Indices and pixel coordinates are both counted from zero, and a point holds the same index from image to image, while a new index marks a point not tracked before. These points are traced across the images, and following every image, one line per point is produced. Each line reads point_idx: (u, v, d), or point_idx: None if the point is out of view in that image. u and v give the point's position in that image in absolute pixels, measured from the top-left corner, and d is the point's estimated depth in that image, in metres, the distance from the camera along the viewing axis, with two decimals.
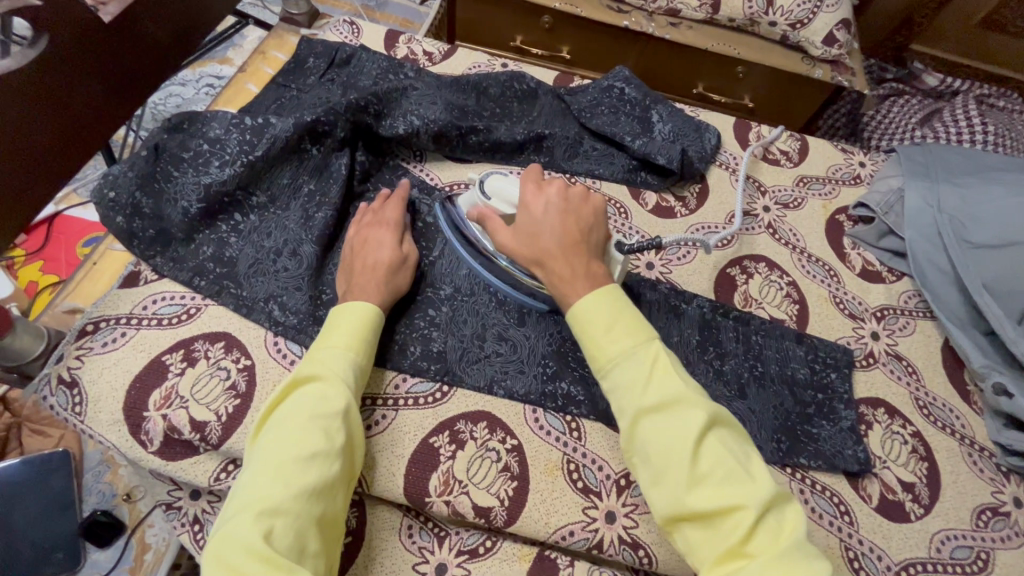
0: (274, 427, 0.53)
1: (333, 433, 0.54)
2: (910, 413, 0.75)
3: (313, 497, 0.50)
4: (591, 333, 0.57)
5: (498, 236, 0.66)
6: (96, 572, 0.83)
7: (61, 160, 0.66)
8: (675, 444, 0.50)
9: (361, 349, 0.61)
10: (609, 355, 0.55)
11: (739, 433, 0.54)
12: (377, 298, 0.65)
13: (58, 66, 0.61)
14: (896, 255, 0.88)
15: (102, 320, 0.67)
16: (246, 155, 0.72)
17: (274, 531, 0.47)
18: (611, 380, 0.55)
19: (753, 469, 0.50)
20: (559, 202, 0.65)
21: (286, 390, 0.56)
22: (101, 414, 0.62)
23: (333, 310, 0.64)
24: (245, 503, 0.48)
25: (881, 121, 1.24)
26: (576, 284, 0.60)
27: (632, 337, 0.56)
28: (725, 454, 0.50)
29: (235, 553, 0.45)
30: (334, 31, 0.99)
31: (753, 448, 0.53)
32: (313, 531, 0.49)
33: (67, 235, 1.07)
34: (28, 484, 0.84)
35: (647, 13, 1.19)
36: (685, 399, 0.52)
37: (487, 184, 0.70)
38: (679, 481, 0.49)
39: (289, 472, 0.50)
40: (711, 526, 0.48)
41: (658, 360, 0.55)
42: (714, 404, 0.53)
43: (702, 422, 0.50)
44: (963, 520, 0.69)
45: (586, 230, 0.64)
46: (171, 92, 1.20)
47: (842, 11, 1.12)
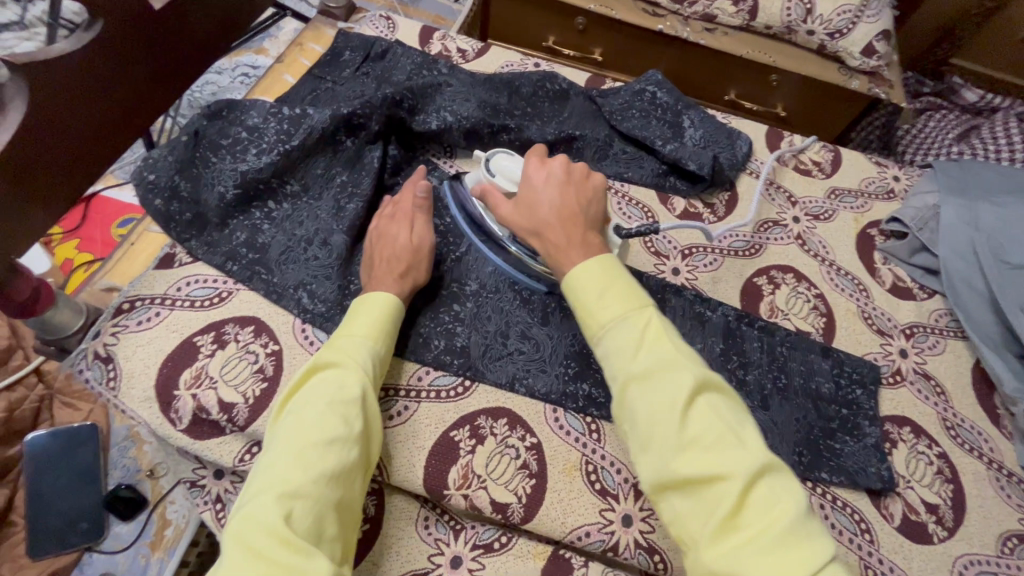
0: (294, 410, 0.54)
1: (351, 418, 0.55)
2: (937, 434, 0.74)
3: (332, 482, 0.51)
4: (583, 299, 0.56)
5: (499, 209, 0.66)
6: (118, 544, 0.84)
7: (106, 142, 0.67)
8: (662, 409, 0.49)
9: (379, 338, 0.62)
10: (602, 321, 0.54)
11: (735, 401, 0.53)
12: (396, 289, 0.66)
13: (109, 49, 0.63)
14: (927, 273, 0.87)
15: (138, 299, 0.69)
16: (283, 144, 0.74)
17: (294, 513, 0.47)
18: (603, 346, 0.54)
19: (745, 438, 0.48)
20: (560, 175, 0.64)
21: (304, 376, 0.57)
22: (134, 390, 0.64)
23: (357, 298, 0.65)
24: (266, 485, 0.49)
25: (916, 136, 1.22)
26: (570, 253, 0.59)
27: (624, 301, 0.55)
28: (716, 421, 0.49)
29: (255, 534, 0.46)
30: (371, 25, 1.00)
31: (748, 418, 0.51)
32: (331, 516, 0.50)
33: (103, 215, 1.09)
34: (57, 454, 0.86)
35: (683, 18, 1.18)
36: (675, 365, 0.51)
37: (492, 162, 0.70)
38: (667, 447, 0.48)
39: (311, 455, 0.51)
40: (699, 495, 0.47)
41: (650, 326, 0.54)
42: (707, 371, 0.52)
43: (692, 386, 0.49)
44: (987, 545, 0.68)
45: (585, 205, 0.63)
46: (208, 80, 1.22)
47: (882, 22, 1.11)
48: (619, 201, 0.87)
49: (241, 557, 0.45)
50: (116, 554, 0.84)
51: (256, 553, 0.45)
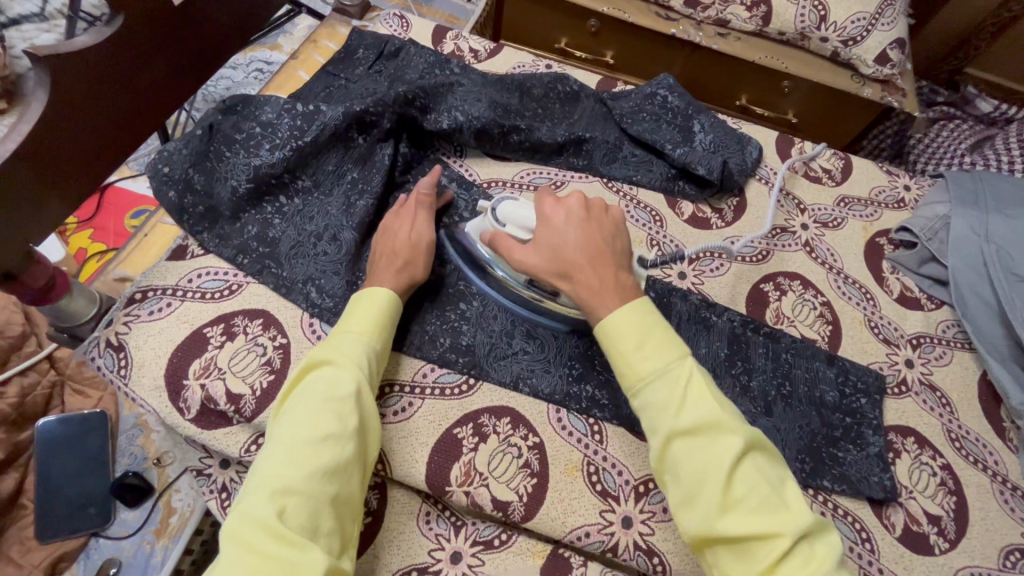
0: (291, 407, 0.55)
1: (346, 414, 0.55)
2: (941, 445, 0.74)
3: (327, 478, 0.51)
4: (623, 349, 0.56)
5: (518, 255, 0.63)
6: (124, 530, 0.85)
7: (123, 134, 0.68)
8: (708, 467, 0.50)
9: (375, 334, 0.62)
10: (641, 373, 0.55)
11: (776, 456, 0.54)
12: (393, 283, 0.67)
13: (129, 43, 0.63)
14: (936, 283, 0.86)
15: (150, 289, 0.70)
16: (295, 140, 0.74)
17: (288, 510, 0.48)
18: (642, 399, 0.54)
19: (787, 497, 0.50)
20: (580, 212, 0.63)
21: (301, 374, 0.58)
22: (144, 378, 0.65)
23: (354, 295, 0.65)
24: (261, 481, 0.50)
25: (930, 146, 1.20)
26: (604, 298, 0.58)
27: (665, 353, 0.55)
28: (760, 481, 0.50)
29: (251, 530, 0.47)
30: (384, 23, 1.01)
31: (790, 475, 0.53)
32: (327, 510, 0.51)
33: (116, 206, 1.10)
34: (67, 441, 0.87)
35: (696, 22, 1.18)
36: (721, 423, 0.52)
37: (499, 211, 0.68)
38: (711, 504, 0.49)
39: (305, 452, 0.51)
40: (742, 550, 0.49)
41: (692, 379, 0.54)
42: (750, 428, 0.53)
43: (738, 447, 0.50)
44: (989, 558, 0.67)
45: (609, 241, 0.63)
46: (222, 74, 1.23)
47: (897, 31, 1.10)
48: (627, 204, 0.87)
49: (238, 554, 0.46)
50: (121, 540, 0.85)
51: (251, 549, 0.46)
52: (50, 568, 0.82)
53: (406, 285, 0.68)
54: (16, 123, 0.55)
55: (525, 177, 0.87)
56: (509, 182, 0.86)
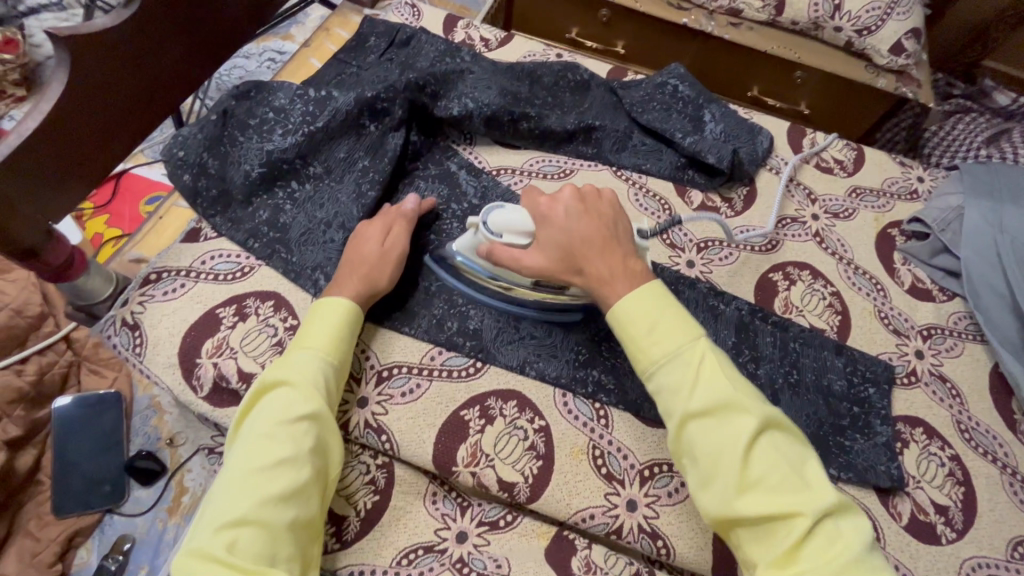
0: (247, 432, 0.56)
1: (299, 437, 0.55)
2: (950, 436, 0.73)
3: (281, 504, 0.52)
4: (635, 332, 0.56)
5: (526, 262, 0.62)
6: (138, 507, 0.88)
7: (141, 117, 0.69)
8: (723, 449, 0.51)
9: (333, 351, 0.62)
10: (653, 357, 0.55)
11: (795, 434, 0.54)
12: (355, 293, 0.66)
13: (147, 27, 0.65)
14: (949, 274, 0.85)
15: (164, 270, 0.71)
16: (308, 125, 0.76)
17: (239, 541, 0.49)
18: (656, 382, 0.55)
19: (808, 476, 0.51)
20: (577, 203, 0.62)
21: (255, 397, 0.58)
22: (159, 356, 0.67)
23: (310, 308, 0.65)
24: (214, 514, 0.51)
25: (944, 138, 1.19)
26: (615, 284, 0.59)
27: (677, 335, 0.55)
28: (777, 460, 0.50)
29: (201, 565, 0.48)
30: (396, 12, 1.02)
31: (810, 453, 0.53)
32: (285, 536, 0.51)
33: (132, 192, 1.12)
34: (83, 419, 0.89)
35: (708, 12, 1.18)
36: (735, 404, 0.52)
37: (490, 223, 0.65)
38: (729, 485, 0.50)
39: (258, 480, 0.52)
40: (763, 530, 0.49)
41: (705, 360, 0.54)
42: (767, 406, 0.54)
43: (753, 427, 0.51)
44: (997, 548, 0.67)
45: (610, 228, 0.62)
46: (235, 64, 1.25)
47: (912, 20, 1.09)
48: (635, 192, 0.87)
49: None
50: (135, 516, 0.87)
51: None
52: (65, 543, 0.84)
53: (384, 286, 0.68)
54: (37, 103, 0.57)
55: (533, 165, 0.87)
56: (518, 170, 0.86)
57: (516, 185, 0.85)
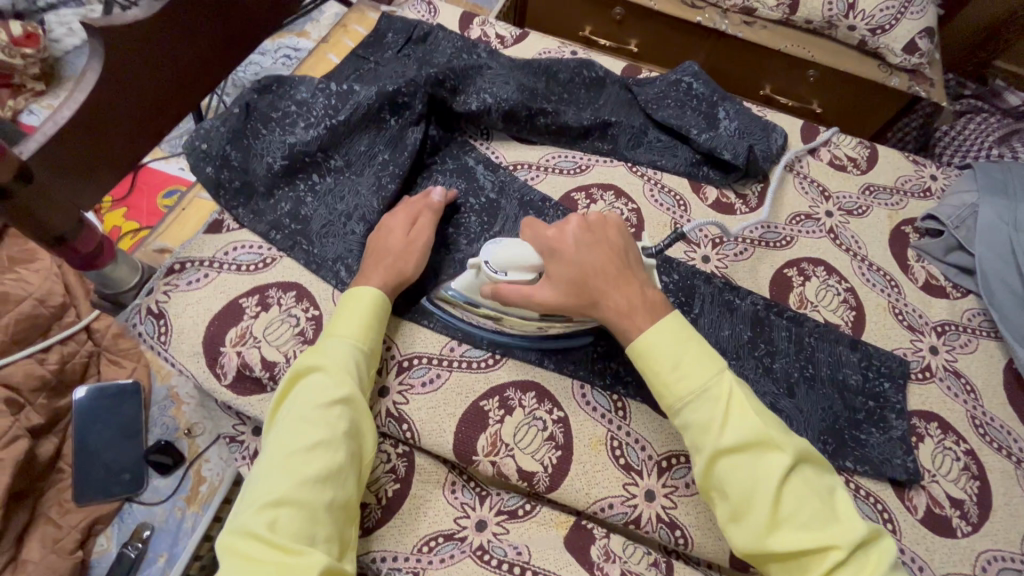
0: (284, 417, 0.57)
1: (334, 421, 0.56)
2: (965, 431, 0.74)
3: (320, 485, 0.53)
4: (661, 368, 0.56)
5: (538, 297, 0.62)
6: (156, 496, 0.89)
7: (168, 109, 0.70)
8: (756, 484, 0.51)
9: (364, 339, 0.63)
10: (682, 393, 0.55)
11: (822, 465, 0.55)
12: (383, 282, 0.67)
13: (178, 19, 0.66)
14: (962, 271, 0.86)
15: (188, 260, 0.73)
16: (330, 118, 0.77)
17: (279, 520, 0.50)
18: (684, 418, 0.55)
19: (837, 507, 0.52)
20: (585, 234, 0.62)
21: (291, 383, 0.60)
22: (183, 344, 0.68)
23: (342, 297, 0.66)
24: (254, 495, 0.52)
25: (956, 137, 1.17)
26: (635, 316, 0.59)
27: (704, 370, 0.56)
28: (808, 495, 0.51)
29: (244, 542, 0.49)
30: (413, 9, 1.03)
31: (839, 485, 0.55)
32: (323, 516, 0.52)
33: (149, 185, 1.13)
34: (102, 408, 0.90)
35: (721, 11, 1.18)
36: (766, 441, 0.53)
37: (491, 261, 0.64)
38: (761, 521, 0.51)
39: (296, 462, 0.53)
40: (797, 563, 0.51)
41: (733, 396, 0.55)
42: (796, 440, 0.54)
43: (786, 464, 0.51)
44: (1012, 542, 0.68)
45: (624, 259, 0.62)
46: (251, 60, 1.26)
47: (925, 19, 1.09)
48: (651, 188, 0.87)
49: (234, 565, 0.48)
50: (154, 505, 0.89)
51: (246, 557, 0.48)
52: (85, 530, 0.85)
53: (411, 273, 0.69)
54: (73, 91, 0.58)
55: (549, 160, 0.88)
56: (535, 165, 0.87)
57: (532, 180, 0.86)
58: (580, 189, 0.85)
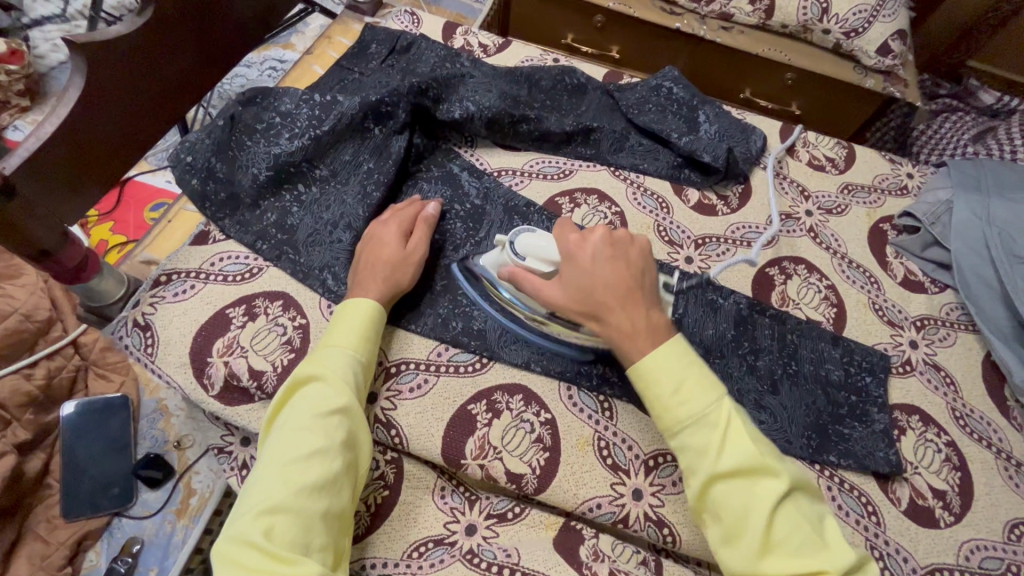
0: (282, 425, 0.57)
1: (332, 430, 0.57)
2: (946, 423, 0.75)
3: (315, 494, 0.53)
4: (661, 393, 0.56)
5: (542, 291, 0.63)
6: (145, 510, 0.89)
7: (151, 123, 0.71)
8: (749, 509, 0.52)
9: (362, 347, 0.64)
10: (680, 417, 0.55)
11: (812, 493, 0.56)
12: (378, 293, 0.67)
13: (159, 34, 0.67)
14: (939, 267, 0.88)
15: (174, 272, 0.73)
16: (314, 129, 0.77)
17: (275, 527, 0.50)
18: (681, 441, 0.55)
19: (827, 535, 0.53)
20: (607, 248, 0.62)
21: (293, 390, 0.60)
22: (170, 356, 0.68)
23: (339, 306, 0.66)
24: (249, 503, 0.52)
25: (931, 137, 1.21)
26: (636, 340, 0.58)
27: (704, 396, 0.56)
28: (800, 521, 0.52)
29: (240, 551, 0.49)
30: (396, 19, 1.04)
31: (828, 512, 0.56)
32: (318, 525, 0.53)
33: (136, 199, 1.13)
34: (91, 423, 0.90)
35: (700, 17, 1.20)
36: (762, 467, 0.53)
37: (517, 243, 0.66)
38: (753, 545, 0.51)
39: (291, 472, 0.53)
40: None
41: (731, 423, 0.55)
42: (790, 467, 0.55)
43: (780, 491, 0.52)
44: (994, 531, 0.69)
45: (637, 278, 0.62)
46: (237, 72, 1.27)
47: (897, 22, 1.12)
48: (634, 191, 0.89)
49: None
50: (144, 519, 0.89)
51: (242, 567, 0.49)
52: (75, 546, 0.85)
53: (405, 285, 0.70)
54: (56, 107, 0.59)
55: (533, 166, 0.89)
56: (519, 171, 0.88)
57: (517, 185, 0.87)
58: (564, 193, 0.87)
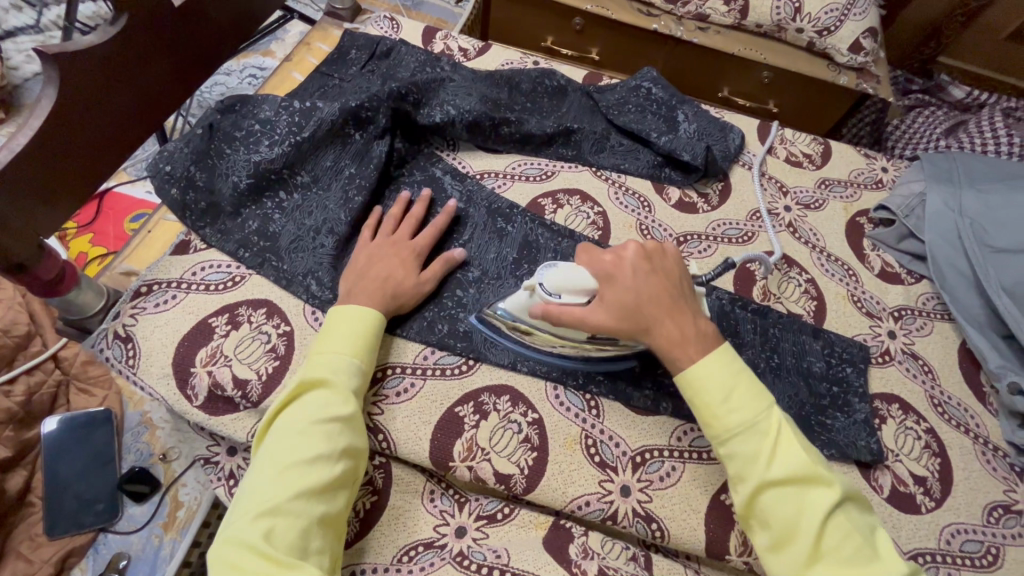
0: (280, 429, 0.57)
1: (332, 436, 0.56)
2: (925, 410, 0.77)
3: (314, 498, 0.53)
4: (711, 399, 0.57)
5: (591, 322, 0.61)
6: (131, 525, 0.88)
7: (128, 133, 0.71)
8: (800, 518, 0.53)
9: (361, 353, 0.63)
10: (729, 424, 0.56)
11: (864, 504, 0.57)
12: (366, 298, 0.67)
13: (133, 44, 0.66)
14: (914, 258, 0.90)
15: (155, 283, 0.72)
16: (294, 136, 0.77)
17: (275, 531, 0.50)
18: (731, 448, 0.56)
19: (877, 545, 0.53)
20: (644, 263, 0.63)
21: (292, 394, 0.59)
22: (152, 367, 0.67)
23: (330, 311, 0.66)
24: (248, 504, 0.52)
25: (905, 131, 1.24)
26: (687, 347, 0.59)
27: (754, 404, 0.57)
28: (852, 530, 0.52)
29: (238, 553, 0.49)
30: (374, 25, 1.04)
31: (878, 524, 0.56)
32: (316, 530, 0.53)
33: (115, 210, 1.12)
34: (74, 439, 0.89)
35: (676, 18, 1.22)
36: (813, 475, 0.54)
37: (546, 282, 0.63)
38: (804, 551, 0.52)
39: (292, 477, 0.53)
40: None
41: (781, 431, 0.56)
42: (842, 479, 0.56)
43: (831, 500, 0.53)
44: (974, 515, 0.70)
45: (677, 289, 0.63)
46: (217, 81, 1.26)
47: (868, 20, 1.15)
48: (615, 191, 0.90)
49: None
50: (130, 534, 0.87)
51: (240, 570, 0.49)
52: (59, 563, 0.83)
53: (390, 288, 0.69)
54: (27, 119, 0.58)
55: (515, 168, 0.90)
56: (501, 173, 0.89)
57: (499, 188, 0.87)
58: (547, 194, 0.87)
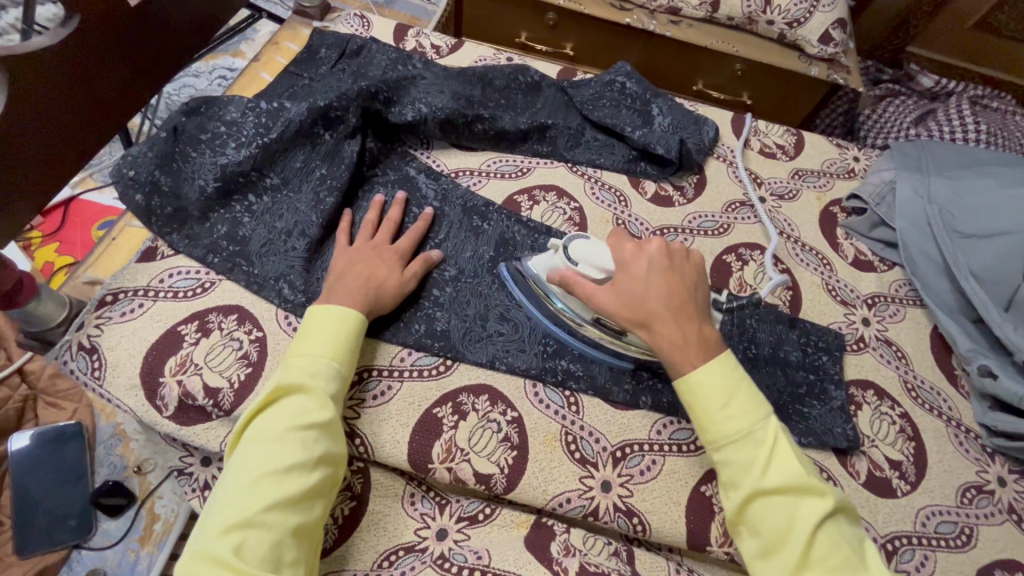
0: (253, 437, 0.56)
1: (308, 444, 0.55)
2: (899, 396, 0.78)
3: (289, 507, 0.52)
4: (709, 407, 0.58)
5: (595, 297, 0.63)
6: (106, 540, 0.86)
7: (84, 137, 0.69)
8: (790, 527, 0.53)
9: (342, 358, 0.62)
10: (725, 432, 0.57)
11: (854, 515, 0.57)
12: (339, 300, 0.66)
13: (87, 45, 0.64)
14: (887, 246, 0.91)
15: (120, 291, 0.70)
16: (262, 137, 0.75)
17: (247, 543, 0.49)
18: (725, 455, 0.57)
19: (865, 556, 0.53)
20: (662, 261, 0.64)
21: (267, 400, 0.58)
22: (119, 378, 0.66)
23: (307, 313, 0.65)
24: (219, 515, 0.51)
25: (877, 120, 1.23)
26: (689, 353, 0.59)
27: (752, 413, 0.57)
28: (840, 542, 0.53)
29: (206, 566, 0.48)
30: (344, 23, 1.02)
31: (867, 535, 0.56)
32: (290, 540, 0.52)
33: (82, 218, 1.09)
34: (45, 458, 0.85)
35: (649, 12, 1.23)
36: (806, 486, 0.54)
37: (571, 249, 0.67)
38: (792, 560, 0.52)
39: (266, 487, 0.52)
40: None
41: (777, 442, 0.56)
42: (836, 490, 0.56)
43: (822, 510, 0.53)
44: (948, 496, 0.72)
45: (690, 292, 0.63)
46: (184, 83, 1.23)
47: (837, 11, 1.16)
48: (591, 186, 0.89)
49: None
50: (105, 550, 0.86)
51: None
52: None
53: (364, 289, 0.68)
54: None
55: (491, 166, 0.89)
56: (476, 171, 0.88)
57: (475, 186, 0.86)
58: (523, 191, 0.87)
